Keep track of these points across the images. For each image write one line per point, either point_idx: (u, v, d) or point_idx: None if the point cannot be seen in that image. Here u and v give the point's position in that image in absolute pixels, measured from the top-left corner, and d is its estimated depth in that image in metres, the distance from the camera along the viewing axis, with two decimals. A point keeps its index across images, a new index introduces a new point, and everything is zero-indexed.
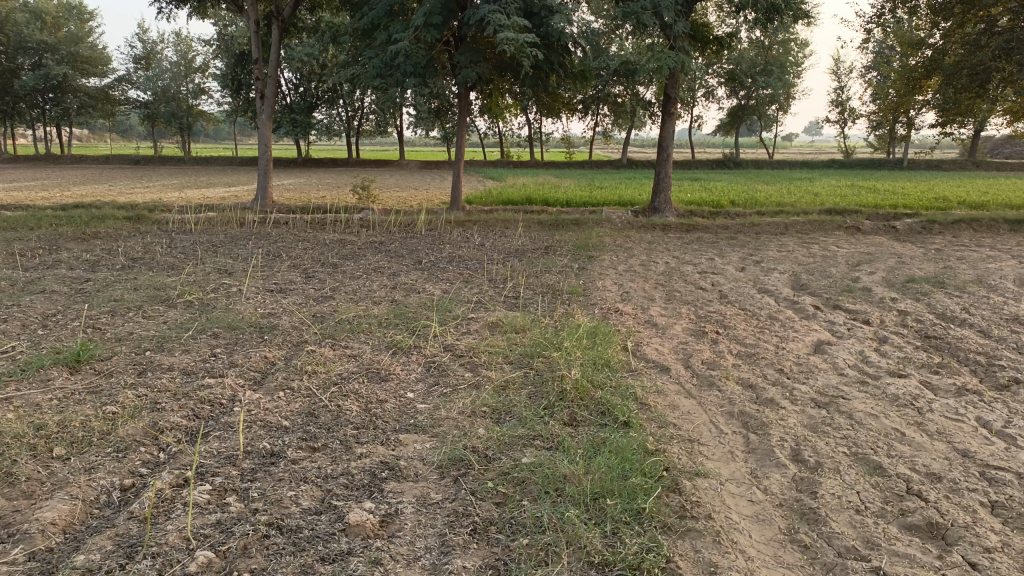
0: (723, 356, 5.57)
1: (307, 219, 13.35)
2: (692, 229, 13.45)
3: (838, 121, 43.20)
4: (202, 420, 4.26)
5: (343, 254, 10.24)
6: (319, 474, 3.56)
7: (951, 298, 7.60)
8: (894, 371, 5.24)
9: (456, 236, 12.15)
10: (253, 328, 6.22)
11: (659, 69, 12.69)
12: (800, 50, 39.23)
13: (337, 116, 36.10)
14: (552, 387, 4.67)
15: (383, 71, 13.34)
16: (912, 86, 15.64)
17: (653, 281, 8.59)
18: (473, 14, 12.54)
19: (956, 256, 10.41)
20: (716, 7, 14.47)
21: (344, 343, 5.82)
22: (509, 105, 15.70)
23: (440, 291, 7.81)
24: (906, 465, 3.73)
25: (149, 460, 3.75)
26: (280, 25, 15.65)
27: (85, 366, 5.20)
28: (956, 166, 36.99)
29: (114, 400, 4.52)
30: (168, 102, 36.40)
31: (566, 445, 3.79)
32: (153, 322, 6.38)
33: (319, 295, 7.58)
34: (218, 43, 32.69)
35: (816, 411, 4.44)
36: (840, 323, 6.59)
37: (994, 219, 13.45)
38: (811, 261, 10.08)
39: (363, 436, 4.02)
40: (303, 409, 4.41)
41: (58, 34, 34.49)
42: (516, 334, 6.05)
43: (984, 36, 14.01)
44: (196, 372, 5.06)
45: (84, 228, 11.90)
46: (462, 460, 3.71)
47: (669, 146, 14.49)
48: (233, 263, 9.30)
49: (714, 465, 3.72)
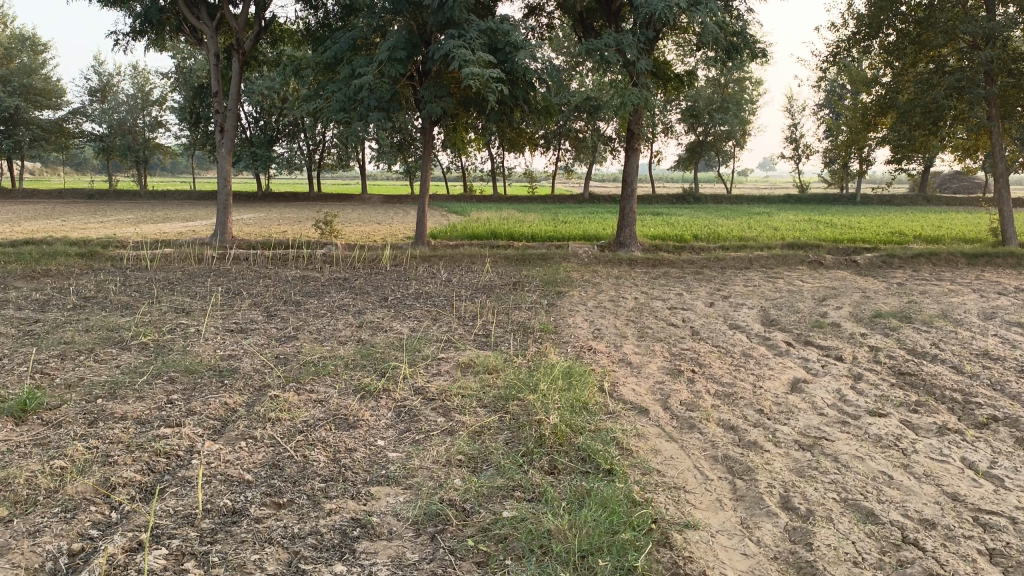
0: (700, 397, 5.44)
1: (268, 255, 13.03)
2: (659, 264, 13.45)
3: (793, 157, 44.18)
4: (157, 475, 3.99)
5: (306, 291, 9.99)
6: (285, 534, 3.32)
7: (920, 333, 7.64)
8: (873, 410, 5.16)
9: (422, 271, 11.97)
10: (213, 371, 5.95)
11: (622, 105, 12.77)
12: (755, 88, 40.19)
13: (298, 150, 35.82)
14: (530, 432, 4.49)
15: (347, 106, 13.20)
16: (867, 124, 15.98)
17: (624, 317, 8.50)
18: (437, 49, 12.50)
19: (919, 290, 10.54)
20: (677, 44, 14.63)
21: (310, 386, 5.58)
22: (472, 139, 15.66)
23: (408, 329, 7.60)
24: (898, 511, 3.62)
25: (100, 521, 3.46)
26: (240, 59, 15.44)
27: (31, 416, 4.86)
28: (907, 201, 37.99)
29: (63, 454, 4.21)
30: (124, 135, 35.81)
31: (549, 497, 3.61)
32: (105, 366, 6.06)
33: (282, 335, 7.32)
34: (176, 76, 32.30)
35: (801, 454, 4.32)
36: (814, 360, 6.53)
37: (952, 253, 13.71)
38: (778, 296, 10.10)
39: (332, 490, 3.79)
40: (267, 460, 4.16)
41: (10, 66, 33.75)
42: (488, 374, 5.87)
43: (935, 75, 14.40)
44: (151, 421, 4.77)
45: (34, 265, 11.44)
46: (439, 515, 3.50)
47: (634, 181, 14.55)
48: (190, 302, 8.98)
49: (703, 515, 3.57)
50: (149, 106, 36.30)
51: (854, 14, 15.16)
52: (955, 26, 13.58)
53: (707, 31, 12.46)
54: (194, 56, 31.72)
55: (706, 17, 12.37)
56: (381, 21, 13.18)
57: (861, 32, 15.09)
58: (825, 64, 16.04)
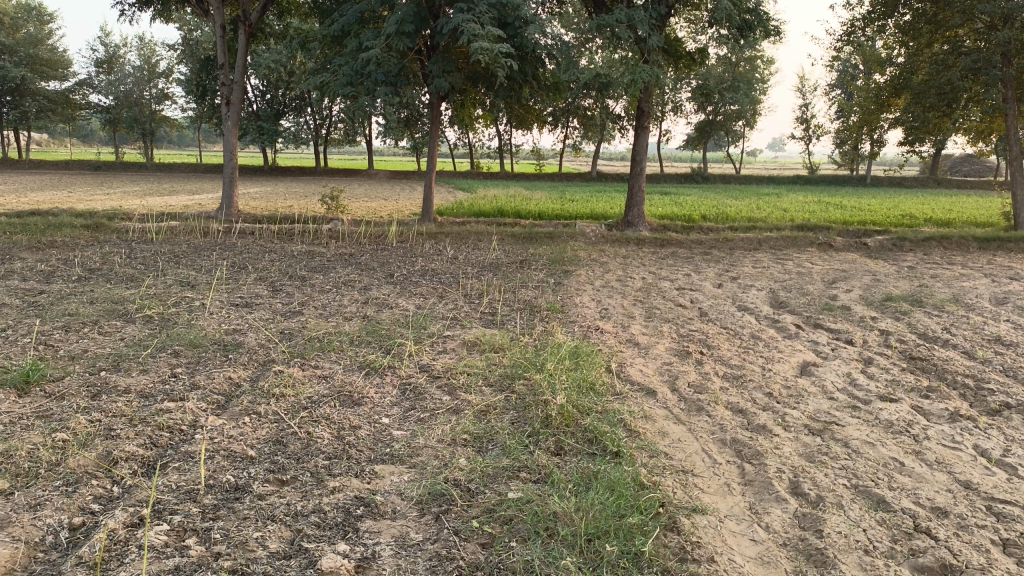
0: (709, 379, 5.37)
1: (274, 229, 12.97)
2: (667, 244, 13.34)
3: (804, 138, 43.77)
4: (159, 450, 3.95)
5: (312, 266, 9.94)
6: (288, 512, 3.27)
7: (931, 317, 7.55)
8: (884, 395, 5.10)
9: (428, 248, 11.89)
10: (218, 345, 5.91)
11: (633, 82, 12.54)
12: (766, 67, 39.80)
13: (305, 124, 35.63)
14: (537, 412, 4.44)
15: (354, 79, 13.07)
16: (880, 104, 15.77)
17: (631, 297, 8.43)
18: (446, 22, 12.31)
19: (930, 274, 10.44)
20: (689, 21, 14.34)
21: (314, 362, 5.54)
22: (480, 116, 15.46)
23: (413, 306, 7.54)
24: (909, 499, 3.56)
25: (101, 495, 3.43)
26: (246, 31, 15.26)
27: (34, 388, 4.83)
28: (918, 183, 37.65)
29: (65, 427, 4.18)
30: (131, 107, 35.67)
31: (555, 479, 3.56)
32: (109, 339, 6.03)
33: (287, 310, 7.27)
34: (183, 48, 32.09)
35: (811, 438, 4.26)
36: (824, 343, 6.45)
37: (964, 238, 13.57)
38: (788, 277, 10.02)
39: (336, 468, 3.74)
40: (271, 436, 4.13)
41: (16, 36, 33.57)
42: (494, 353, 5.82)
43: (951, 56, 14.14)
44: (154, 395, 4.73)
45: (39, 236, 11.41)
46: (443, 495, 3.46)
47: (642, 159, 14.38)
48: (195, 275, 8.94)
49: (711, 500, 3.52)
50: (156, 78, 36.10)
51: None
52: (973, 5, 13.30)
53: (720, 8, 12.25)
54: (200, 28, 31.48)
55: None
56: None
57: (877, 11, 14.85)
58: (839, 43, 15.79)
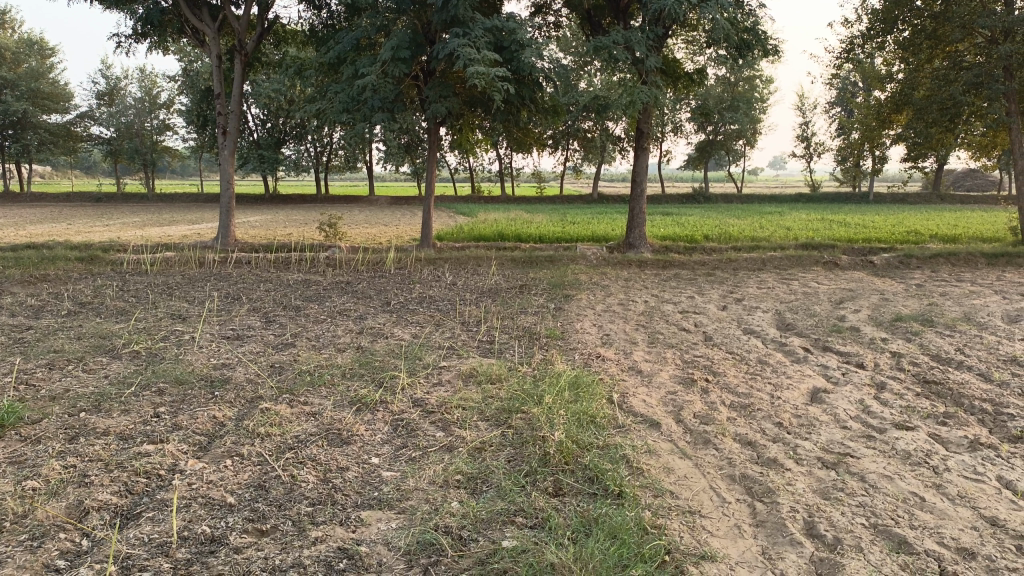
0: (715, 409, 5.14)
1: (270, 259, 12.80)
2: (669, 266, 13.13)
3: (804, 156, 43.71)
4: (135, 497, 3.72)
5: (308, 295, 9.74)
6: (264, 567, 3.04)
7: (943, 338, 7.29)
8: (900, 423, 4.85)
9: (427, 275, 11.69)
10: (205, 382, 5.70)
11: (631, 104, 12.38)
12: (766, 86, 39.82)
13: (305, 151, 35.68)
14: (533, 449, 4.22)
15: (351, 106, 12.99)
16: (882, 121, 15.61)
17: (634, 322, 8.21)
18: (442, 47, 12.19)
19: (939, 291, 10.23)
20: (687, 42, 14.24)
21: (304, 399, 5.30)
22: (479, 140, 15.31)
23: (409, 336, 7.32)
24: (933, 539, 3.32)
25: (68, 550, 3.20)
26: (243, 60, 15.15)
27: (9, 431, 4.62)
28: (920, 200, 37.44)
29: (38, 473, 3.97)
30: (132, 138, 35.75)
31: (553, 524, 3.34)
32: (93, 377, 5.82)
33: (279, 342, 7.06)
34: (184, 79, 32.22)
35: (825, 473, 4.02)
36: (834, 367, 6.22)
37: (971, 253, 13.33)
38: (793, 298, 9.80)
39: (319, 515, 3.52)
40: (253, 480, 3.90)
41: (18, 70, 33.69)
42: (491, 384, 5.59)
43: (951, 71, 14.00)
44: (134, 437, 4.51)
45: (32, 270, 11.25)
46: (433, 544, 3.23)
47: (643, 181, 14.22)
48: (187, 307, 8.76)
49: (720, 545, 3.28)
50: (157, 109, 36.25)
51: (867, 10, 14.81)
52: (973, 20, 13.16)
53: (717, 27, 12.11)
54: (200, 59, 31.55)
55: (717, 13, 12.02)
56: (384, 20, 12.92)
57: (875, 28, 14.73)
58: (838, 60, 15.70)
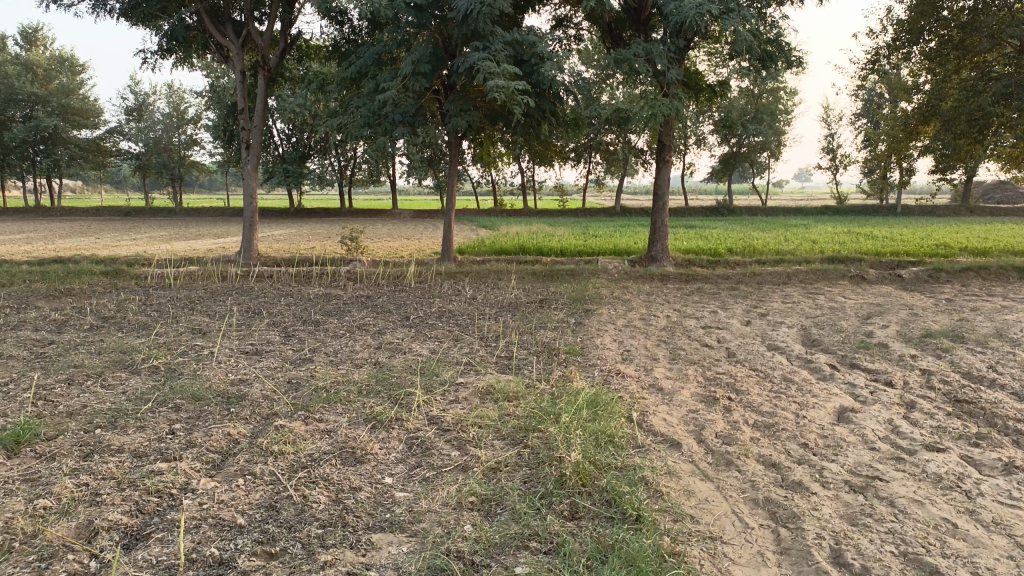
0: (738, 429, 5.00)
1: (292, 272, 12.84)
2: (692, 279, 12.97)
3: (830, 168, 43.29)
4: (145, 517, 3.68)
5: (327, 310, 9.73)
6: None
7: (975, 355, 7.08)
8: (931, 444, 4.69)
9: (447, 289, 11.65)
10: (221, 397, 5.67)
11: (653, 116, 12.22)
12: (791, 98, 39.55)
13: (329, 166, 35.94)
14: (550, 471, 4.12)
15: (372, 120, 13.01)
16: (908, 132, 15.35)
17: (655, 338, 8.07)
18: (462, 61, 12.20)
19: (970, 306, 9.99)
20: (709, 54, 14.14)
21: (319, 416, 5.25)
22: (501, 154, 15.31)
23: (427, 351, 7.27)
24: (967, 569, 3.17)
25: (76, 572, 3.15)
26: (266, 75, 15.25)
27: (24, 448, 4.61)
28: (950, 212, 36.82)
29: (50, 491, 3.94)
30: (160, 153, 36.25)
31: (568, 550, 3.24)
32: (110, 392, 5.81)
33: (297, 357, 7.04)
34: (210, 94, 32.65)
35: (853, 497, 3.88)
36: (862, 386, 6.05)
37: (1003, 267, 13.03)
38: (819, 313, 9.61)
39: (329, 537, 3.45)
40: (264, 500, 3.84)
41: (49, 87, 34.33)
42: (509, 402, 5.50)
43: (980, 81, 13.73)
44: (147, 455, 4.48)
45: (57, 284, 11.35)
46: (444, 570, 3.14)
47: (665, 193, 14.10)
48: (207, 322, 8.78)
49: (743, 573, 3.16)
50: (184, 124, 36.74)
51: (893, 20, 14.61)
52: (1002, 29, 12.88)
53: (740, 39, 11.95)
54: (226, 75, 31.96)
55: (739, 25, 11.90)
56: (405, 35, 12.95)
57: (902, 38, 14.50)
58: (863, 71, 15.51)
